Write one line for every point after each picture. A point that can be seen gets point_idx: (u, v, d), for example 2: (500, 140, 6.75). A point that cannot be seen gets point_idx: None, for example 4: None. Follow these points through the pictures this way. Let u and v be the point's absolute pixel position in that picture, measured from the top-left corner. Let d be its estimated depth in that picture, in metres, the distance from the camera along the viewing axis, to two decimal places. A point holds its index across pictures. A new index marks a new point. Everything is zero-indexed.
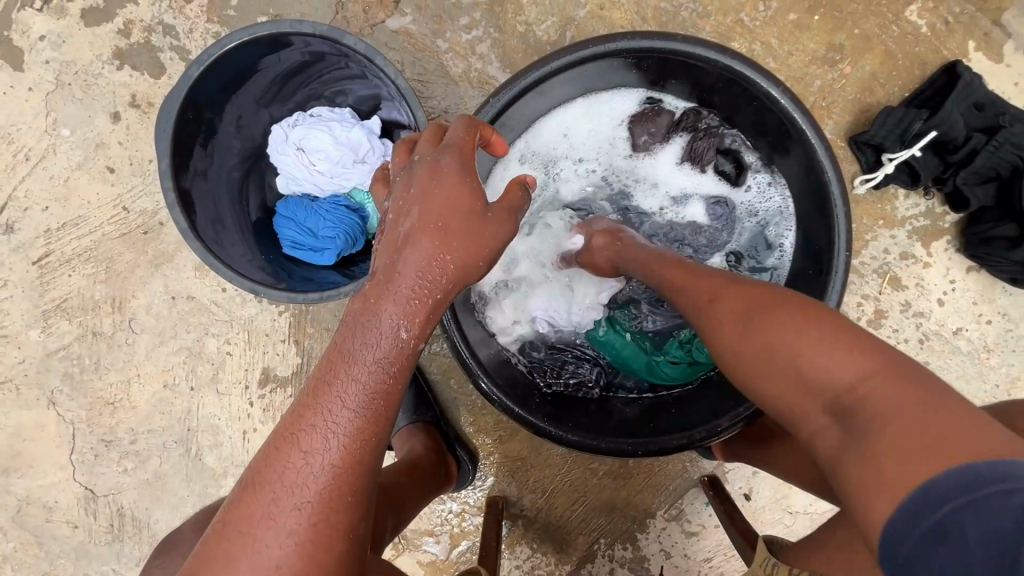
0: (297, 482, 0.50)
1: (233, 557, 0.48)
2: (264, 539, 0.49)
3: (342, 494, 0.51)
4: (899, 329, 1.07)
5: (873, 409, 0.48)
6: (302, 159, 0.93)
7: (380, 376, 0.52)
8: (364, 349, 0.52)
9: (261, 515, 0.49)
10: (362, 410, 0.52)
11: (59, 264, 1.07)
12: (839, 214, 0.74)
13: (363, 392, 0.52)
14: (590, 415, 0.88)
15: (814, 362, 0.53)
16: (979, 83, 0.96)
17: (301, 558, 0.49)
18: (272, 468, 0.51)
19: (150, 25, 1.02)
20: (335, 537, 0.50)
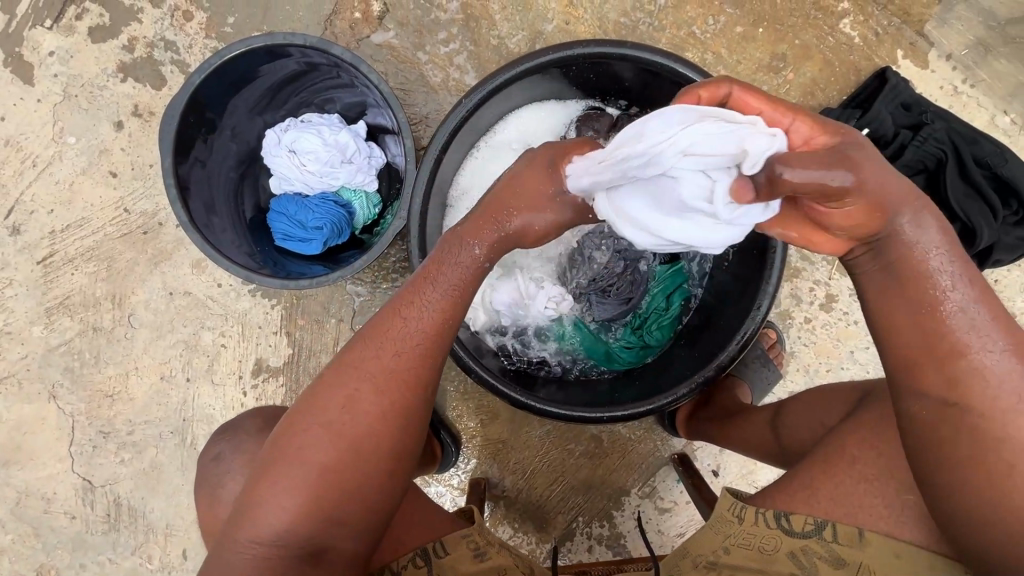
0: (397, 341, 0.67)
1: (350, 381, 0.66)
2: (371, 381, 0.66)
3: (427, 360, 0.67)
4: (849, 311, 1.15)
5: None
6: (294, 160, 1.02)
7: (467, 279, 0.69)
8: (457, 261, 0.68)
9: (369, 360, 0.66)
10: (450, 299, 0.68)
11: (63, 263, 1.14)
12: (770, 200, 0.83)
13: (450, 287, 0.68)
14: (552, 389, 0.98)
15: (1012, 370, 0.58)
16: (904, 86, 1.07)
17: (395, 398, 0.66)
18: (382, 326, 0.68)
19: (153, 41, 1.11)
20: (419, 393, 0.67)
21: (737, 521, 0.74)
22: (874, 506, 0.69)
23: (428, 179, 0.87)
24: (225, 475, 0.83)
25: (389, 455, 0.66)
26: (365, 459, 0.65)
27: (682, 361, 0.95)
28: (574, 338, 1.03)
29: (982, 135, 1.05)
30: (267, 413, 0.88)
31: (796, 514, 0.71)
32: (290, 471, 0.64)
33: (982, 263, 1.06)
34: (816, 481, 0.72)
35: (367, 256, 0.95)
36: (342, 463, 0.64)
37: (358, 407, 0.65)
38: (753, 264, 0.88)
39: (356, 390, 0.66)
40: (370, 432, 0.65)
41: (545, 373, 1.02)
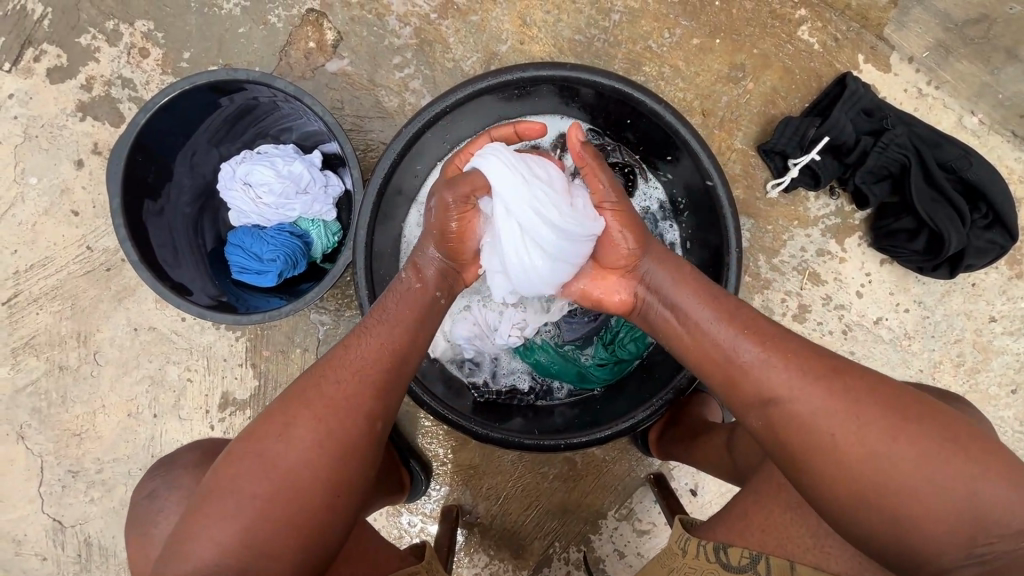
0: (334, 369, 0.67)
1: (287, 413, 0.65)
2: (309, 404, 0.65)
3: (375, 384, 0.67)
4: (823, 321, 1.13)
5: (838, 416, 0.59)
6: (248, 193, 1.01)
7: (414, 304, 0.73)
8: (399, 294, 0.73)
9: (308, 390, 0.66)
10: (400, 323, 0.71)
11: (27, 303, 1.14)
12: (729, 218, 0.82)
13: (397, 312, 0.71)
14: (527, 419, 0.94)
15: (790, 364, 0.62)
16: (864, 92, 1.05)
17: (334, 423, 0.64)
18: (326, 360, 0.69)
19: (110, 79, 1.12)
20: (358, 415, 0.65)
21: (681, 554, 0.74)
22: (801, 536, 0.69)
23: (373, 206, 0.85)
24: (157, 512, 0.78)
25: (331, 487, 0.62)
26: (308, 488, 0.62)
27: (647, 382, 0.93)
28: (545, 360, 0.99)
29: (946, 139, 1.04)
30: (205, 446, 0.85)
31: (733, 547, 0.71)
32: (225, 503, 0.61)
33: (953, 268, 1.06)
34: (749, 513, 0.74)
35: (320, 287, 0.94)
36: (281, 496, 0.61)
37: (294, 434, 0.63)
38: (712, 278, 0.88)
39: (292, 421, 0.64)
40: (307, 458, 0.62)
41: (519, 401, 0.98)
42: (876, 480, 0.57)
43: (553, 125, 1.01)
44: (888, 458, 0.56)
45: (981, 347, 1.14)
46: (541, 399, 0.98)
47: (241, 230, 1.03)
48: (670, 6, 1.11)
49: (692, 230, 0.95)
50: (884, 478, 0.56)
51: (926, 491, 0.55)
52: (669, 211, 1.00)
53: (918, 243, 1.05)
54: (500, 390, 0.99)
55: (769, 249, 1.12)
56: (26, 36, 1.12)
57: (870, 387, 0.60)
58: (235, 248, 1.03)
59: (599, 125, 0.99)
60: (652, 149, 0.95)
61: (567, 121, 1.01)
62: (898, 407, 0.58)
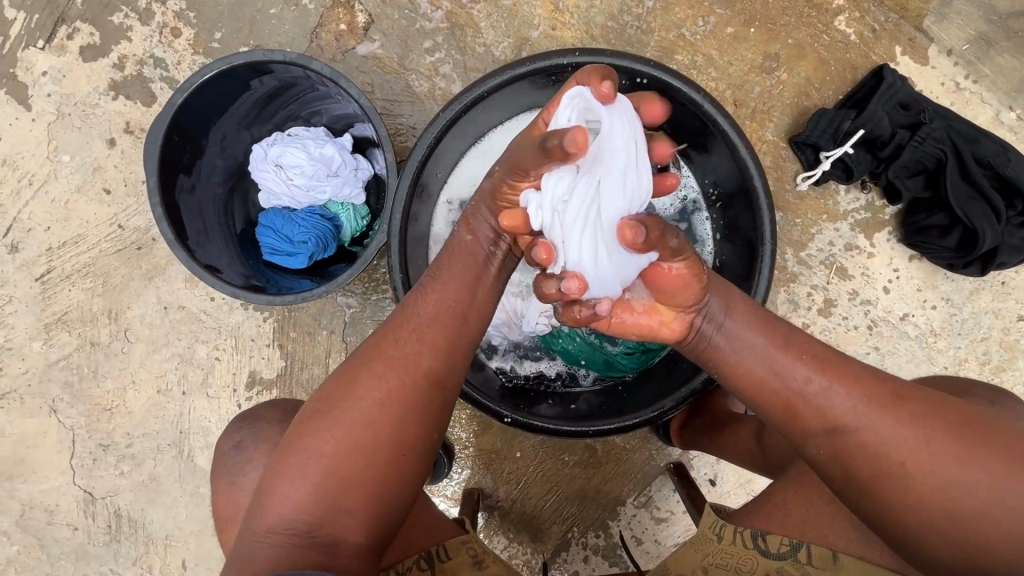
0: (396, 330, 0.69)
1: (354, 375, 0.67)
2: (375, 366, 0.67)
3: (438, 343, 0.68)
4: (849, 316, 1.13)
5: (908, 442, 0.61)
6: (280, 174, 1.02)
7: (472, 260, 0.72)
8: (457, 249, 0.72)
9: (373, 351, 0.68)
10: (459, 279, 0.70)
11: (60, 280, 1.15)
12: (766, 212, 0.82)
13: (455, 270, 0.71)
14: (555, 405, 0.95)
15: (859, 388, 0.64)
16: (901, 85, 1.04)
17: (398, 382, 0.66)
18: (387, 324, 0.70)
19: (142, 59, 1.12)
20: (421, 374, 0.67)
21: (716, 539, 0.75)
22: (841, 524, 0.71)
23: (407, 191, 0.86)
24: (237, 483, 0.82)
25: (397, 449, 0.65)
26: (375, 448, 0.64)
27: (674, 372, 0.93)
28: (573, 348, 0.98)
29: (984, 134, 1.03)
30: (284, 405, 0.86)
31: (772, 535, 0.73)
32: (296, 464, 0.63)
33: (985, 265, 1.05)
34: (788, 503, 0.74)
35: (351, 270, 0.95)
36: (350, 454, 0.63)
37: (359, 393, 0.65)
38: (746, 269, 0.88)
39: (358, 382, 0.66)
40: (374, 418, 0.64)
41: (546, 388, 0.99)
42: (942, 498, 0.59)
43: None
44: (951, 477, 0.59)
45: (1007, 346, 1.13)
46: (567, 386, 0.99)
47: (271, 213, 1.04)
48: None
49: (725, 222, 0.95)
50: (948, 497, 0.59)
51: (992, 507, 0.59)
52: (702, 201, 0.99)
53: (950, 239, 1.04)
54: (526, 377, 1.00)
55: (797, 242, 1.12)
56: (60, 13, 1.12)
57: (931, 408, 0.62)
58: (264, 230, 1.04)
59: None
60: (687, 141, 0.94)
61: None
62: (958, 423, 0.61)
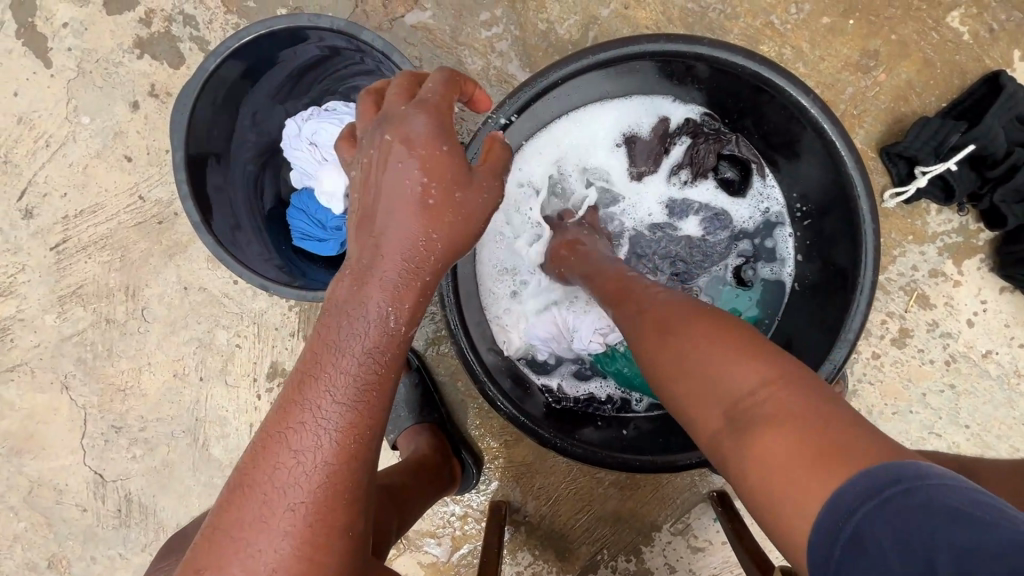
0: (291, 477, 0.51)
1: (229, 556, 0.50)
2: (257, 537, 0.50)
3: (341, 491, 0.52)
4: (925, 349, 1.03)
5: (687, 351, 0.56)
6: (315, 154, 0.93)
7: (371, 355, 0.54)
8: (354, 338, 0.53)
9: (254, 510, 0.51)
10: (354, 397, 0.53)
11: (77, 251, 1.08)
12: (866, 236, 0.71)
13: (349, 379, 0.53)
14: (605, 430, 0.87)
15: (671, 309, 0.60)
16: (1023, 95, 0.91)
17: (309, 546, 0.51)
18: (270, 471, 0.52)
19: (171, 14, 1.02)
20: (332, 529, 0.52)
21: None
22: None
23: None
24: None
25: None
26: None
27: None
28: (628, 371, 0.91)
29: None
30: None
31: None
32: None
33: None
34: None
35: None
36: None
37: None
38: (836, 300, 0.77)
39: (240, 566, 0.50)
40: None
41: (595, 410, 0.92)
42: (708, 399, 0.53)
43: (666, 107, 0.90)
44: (718, 382, 0.53)
45: None
46: (616, 410, 0.92)
47: (302, 195, 0.96)
48: None
49: (811, 240, 0.85)
50: (716, 400, 0.52)
51: (763, 417, 0.49)
52: (787, 217, 0.89)
53: None
54: (577, 398, 0.93)
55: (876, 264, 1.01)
56: None
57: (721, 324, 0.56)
58: (295, 214, 0.96)
59: (720, 111, 0.87)
60: (779, 147, 0.83)
61: (680, 105, 0.90)
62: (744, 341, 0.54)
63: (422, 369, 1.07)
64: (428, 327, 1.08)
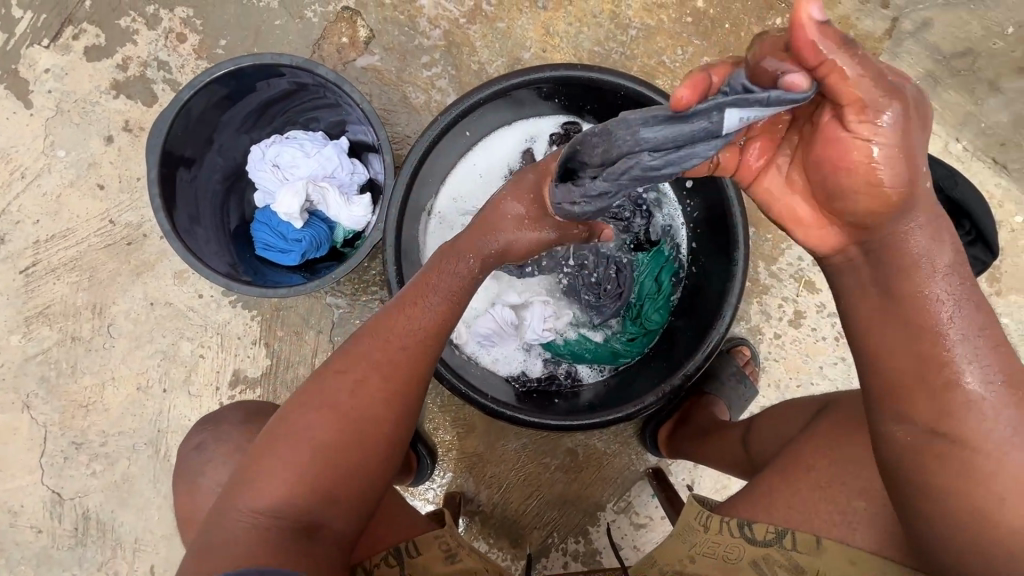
0: (399, 333, 0.71)
1: (351, 371, 0.69)
2: (369, 366, 0.69)
3: (428, 356, 0.72)
4: (817, 327, 1.19)
5: (976, 430, 0.54)
6: (277, 174, 1.05)
7: (462, 281, 0.77)
8: (452, 266, 0.77)
9: (373, 348, 0.70)
10: (449, 297, 0.75)
11: (46, 273, 1.15)
12: (733, 217, 0.89)
13: (448, 287, 0.76)
14: (567, 403, 1.02)
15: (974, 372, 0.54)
16: None
17: (400, 383, 0.69)
18: (373, 342, 0.70)
19: (146, 61, 1.16)
20: (418, 380, 0.71)
21: (704, 530, 0.78)
22: (827, 513, 0.72)
23: (403, 192, 0.91)
24: (206, 471, 0.82)
25: (391, 443, 0.68)
26: (367, 441, 0.66)
27: (652, 372, 1.01)
28: (579, 348, 1.07)
29: (933, 160, 1.11)
30: (249, 407, 0.88)
31: (758, 523, 0.74)
32: (280, 459, 0.63)
33: None
34: (776, 492, 0.75)
35: (343, 267, 0.98)
36: (346, 443, 0.65)
37: (359, 390, 0.67)
38: (721, 259, 0.94)
39: (358, 380, 0.68)
40: (374, 413, 0.67)
41: (557, 387, 1.06)
42: (982, 443, 0.54)
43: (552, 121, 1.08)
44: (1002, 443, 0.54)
45: None
46: (570, 381, 1.07)
47: (264, 212, 1.07)
48: (684, 25, 1.18)
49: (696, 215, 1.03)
50: (988, 450, 0.54)
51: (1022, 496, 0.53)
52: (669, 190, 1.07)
53: None
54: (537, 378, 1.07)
55: (768, 256, 1.19)
56: (67, 14, 1.15)
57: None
58: (258, 227, 1.07)
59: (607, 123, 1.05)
60: None
61: (542, 121, 1.08)
62: None
63: None
64: None
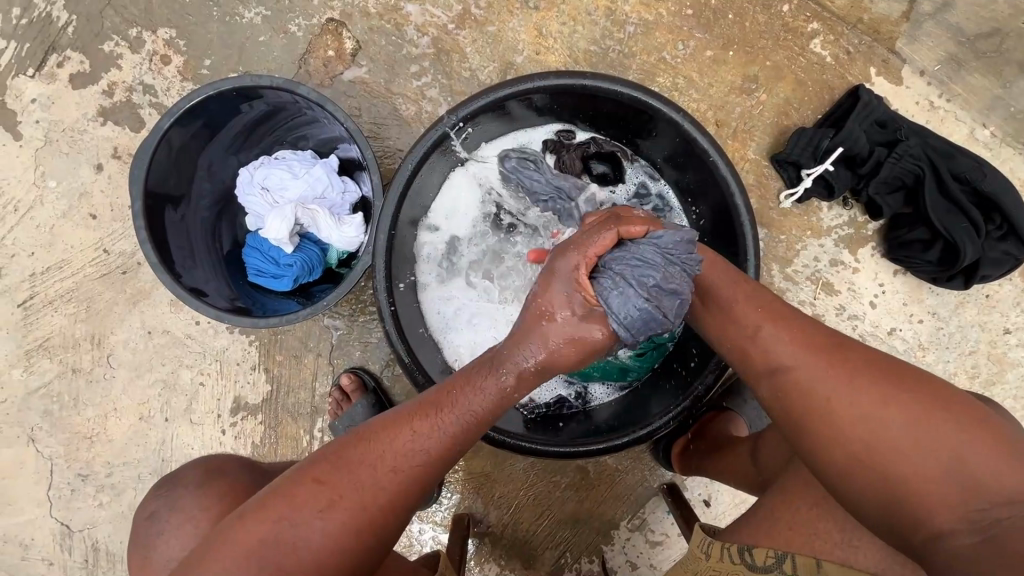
0: (395, 461, 0.63)
1: (334, 490, 0.62)
2: (351, 488, 0.62)
3: (416, 488, 0.64)
4: (837, 331, 1.13)
5: (796, 382, 0.64)
6: (266, 197, 1.02)
7: (488, 411, 0.65)
8: (484, 390, 0.64)
9: (364, 467, 0.63)
10: (460, 426, 0.64)
11: (43, 305, 1.14)
12: (743, 227, 0.84)
13: (468, 416, 0.64)
14: (580, 425, 0.98)
15: (791, 336, 0.66)
16: (878, 103, 1.07)
17: (376, 515, 0.62)
18: (370, 456, 0.63)
19: (131, 85, 1.13)
20: (397, 512, 0.64)
21: (704, 558, 0.73)
22: (824, 527, 0.68)
23: (392, 216, 0.87)
24: (161, 535, 0.76)
25: (352, 570, 0.62)
26: (327, 569, 0.61)
27: (663, 390, 0.96)
28: (585, 366, 1.01)
29: (958, 150, 1.05)
30: (208, 462, 0.82)
31: (758, 548, 0.69)
32: (230, 561, 0.59)
33: (968, 278, 1.06)
34: (776, 514, 0.72)
35: (336, 292, 0.94)
36: (303, 569, 0.60)
37: (333, 515, 0.61)
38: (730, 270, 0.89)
39: (340, 499, 0.61)
40: (341, 543, 0.61)
41: (567, 409, 1.02)
42: (809, 403, 0.63)
43: (547, 129, 1.03)
44: (824, 392, 0.62)
45: (996, 359, 1.13)
46: (580, 402, 1.03)
47: (256, 238, 1.04)
48: (684, 19, 1.12)
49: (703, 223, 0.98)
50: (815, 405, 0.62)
51: (860, 432, 0.59)
52: (673, 199, 1.02)
53: (933, 253, 1.05)
54: (546, 401, 1.03)
55: (783, 259, 1.13)
56: (50, 42, 1.13)
57: (873, 360, 0.63)
58: (250, 254, 1.04)
59: (604, 129, 1.00)
60: (654, 148, 0.97)
61: (535, 130, 1.03)
62: (881, 377, 0.61)
63: (379, 390, 1.12)
64: (383, 350, 1.14)
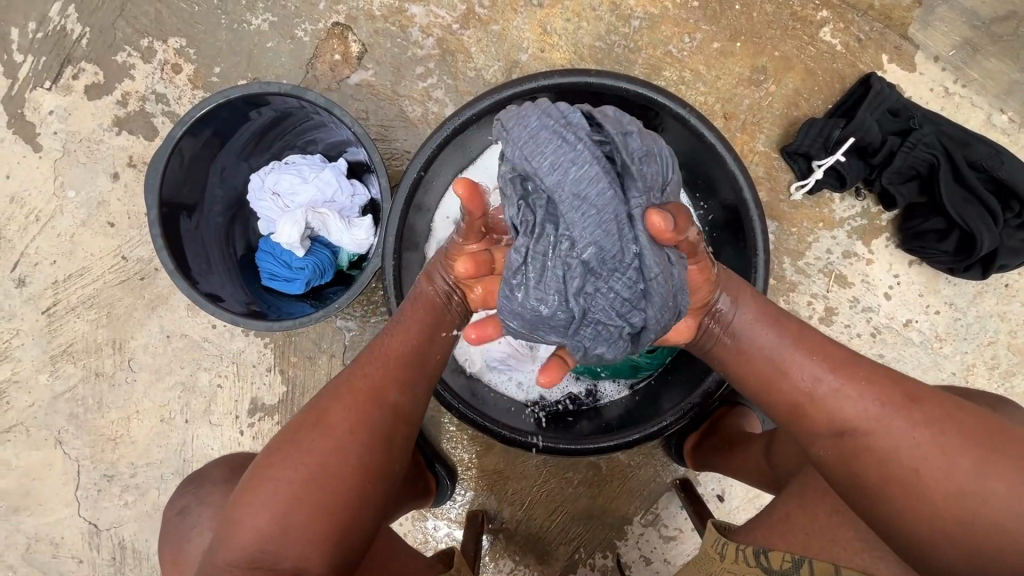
0: (367, 367, 0.71)
1: (324, 411, 0.69)
2: (339, 401, 0.69)
3: (396, 382, 0.70)
4: (851, 323, 1.12)
5: (869, 443, 0.62)
6: (277, 202, 1.04)
7: (432, 311, 0.75)
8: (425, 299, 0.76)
9: (348, 383, 0.70)
10: (418, 323, 0.74)
11: (66, 312, 1.17)
12: (752, 223, 0.83)
13: (416, 318, 0.75)
14: (591, 422, 0.99)
15: (860, 394, 0.63)
16: (891, 92, 1.05)
17: (364, 415, 0.68)
18: (349, 373, 0.72)
19: (144, 95, 1.16)
20: (385, 410, 0.69)
21: (719, 559, 0.73)
22: (848, 539, 0.68)
23: (400, 218, 0.88)
24: (190, 527, 0.79)
25: (361, 478, 0.66)
26: (335, 478, 0.65)
27: (674, 386, 0.96)
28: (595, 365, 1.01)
29: (975, 138, 1.02)
30: (232, 461, 0.86)
31: (774, 552, 0.70)
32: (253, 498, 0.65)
33: (986, 268, 1.04)
34: (794, 517, 0.72)
35: (348, 293, 0.95)
36: (315, 482, 0.65)
37: (328, 425, 0.67)
38: (740, 267, 0.88)
39: (332, 413, 0.68)
40: (341, 447, 0.66)
41: (578, 407, 1.03)
42: (883, 464, 0.61)
43: None
44: (900, 452, 0.61)
45: (1016, 350, 1.11)
46: (590, 399, 1.03)
47: (268, 242, 1.06)
48: (690, 11, 1.11)
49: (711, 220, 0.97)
50: (888, 466, 0.61)
51: (938, 490, 0.59)
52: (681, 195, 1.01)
53: (948, 243, 1.03)
54: (556, 399, 1.04)
55: (795, 252, 1.11)
56: (66, 55, 1.16)
57: (945, 411, 0.61)
58: (262, 257, 1.06)
59: None
60: None
61: None
62: (954, 429, 0.60)
63: None
64: None
